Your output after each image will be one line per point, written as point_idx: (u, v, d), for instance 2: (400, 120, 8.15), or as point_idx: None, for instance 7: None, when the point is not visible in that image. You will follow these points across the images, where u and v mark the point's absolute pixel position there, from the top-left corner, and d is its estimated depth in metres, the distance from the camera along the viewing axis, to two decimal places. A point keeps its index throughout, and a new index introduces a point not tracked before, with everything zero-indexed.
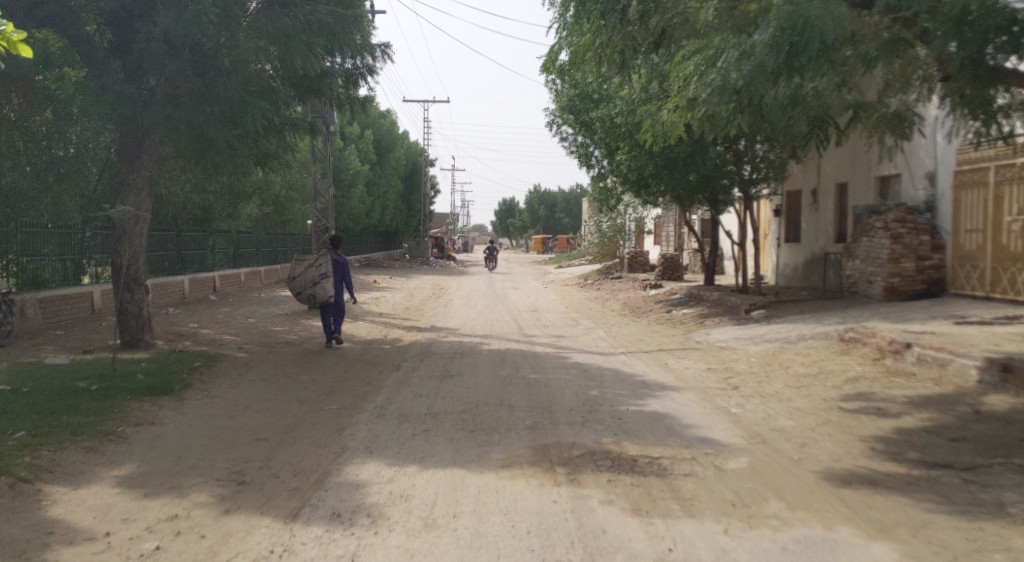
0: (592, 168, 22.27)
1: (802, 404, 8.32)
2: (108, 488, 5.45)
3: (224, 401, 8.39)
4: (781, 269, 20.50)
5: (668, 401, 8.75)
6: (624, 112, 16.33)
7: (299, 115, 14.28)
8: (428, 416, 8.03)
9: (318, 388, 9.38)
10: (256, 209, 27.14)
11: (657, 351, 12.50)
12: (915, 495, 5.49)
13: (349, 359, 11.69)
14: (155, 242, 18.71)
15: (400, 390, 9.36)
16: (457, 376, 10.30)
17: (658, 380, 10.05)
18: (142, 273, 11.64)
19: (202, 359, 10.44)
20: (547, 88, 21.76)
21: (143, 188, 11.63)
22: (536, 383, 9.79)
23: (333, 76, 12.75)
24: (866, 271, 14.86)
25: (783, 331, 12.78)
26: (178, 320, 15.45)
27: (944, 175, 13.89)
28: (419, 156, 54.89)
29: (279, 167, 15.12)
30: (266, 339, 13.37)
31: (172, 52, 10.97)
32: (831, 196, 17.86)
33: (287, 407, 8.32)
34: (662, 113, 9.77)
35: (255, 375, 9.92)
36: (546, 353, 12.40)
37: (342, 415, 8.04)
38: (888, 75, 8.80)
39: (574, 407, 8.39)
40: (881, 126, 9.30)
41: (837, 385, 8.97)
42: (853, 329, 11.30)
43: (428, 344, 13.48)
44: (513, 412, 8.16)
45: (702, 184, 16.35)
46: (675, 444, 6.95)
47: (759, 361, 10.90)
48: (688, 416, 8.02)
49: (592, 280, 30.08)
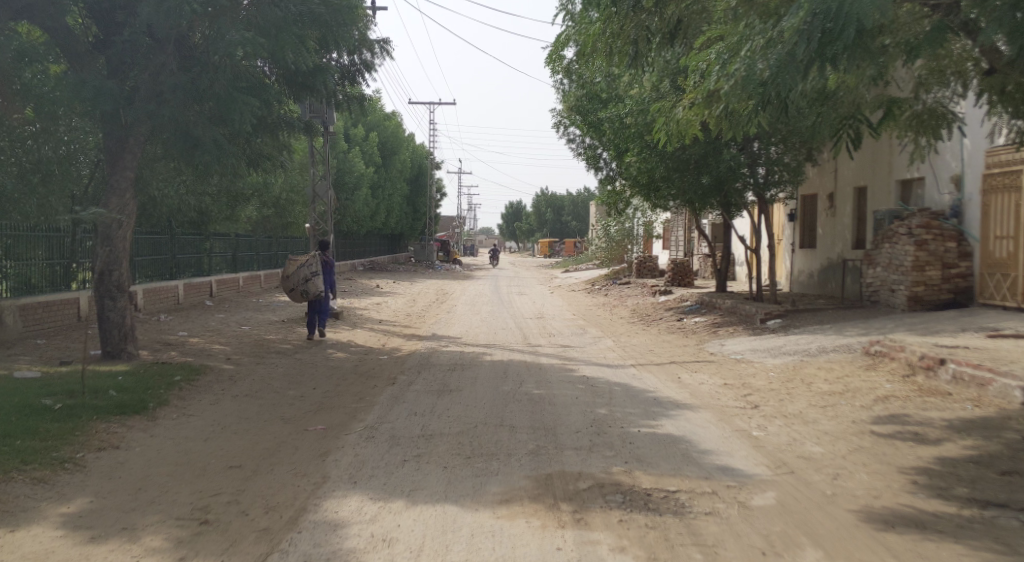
0: (601, 171, 21.60)
1: (830, 426, 7.61)
2: (50, 531, 4.82)
3: (201, 420, 7.77)
4: (796, 275, 19.79)
5: (683, 422, 8.06)
6: (634, 112, 15.71)
7: (294, 114, 13.71)
8: (421, 439, 7.37)
9: (306, 405, 8.73)
10: (256, 212, 26.52)
11: (670, 364, 11.80)
12: (971, 542, 4.81)
13: (343, 371, 11.05)
14: (148, 246, 18.09)
15: (394, 408, 8.70)
16: (455, 391, 9.64)
17: (671, 397, 9.35)
18: (125, 279, 10.95)
19: (184, 372, 9.81)
20: (555, 88, 21.11)
21: (127, 189, 10.91)
22: (540, 400, 9.12)
23: (327, 72, 11.86)
24: (888, 279, 14.14)
25: (802, 343, 12.05)
26: (167, 328, 14.81)
27: (972, 178, 13.15)
28: (425, 159, 54.25)
29: (273, 168, 14.51)
30: (257, 349, 12.71)
31: (156, 45, 10.46)
32: (849, 200, 17.15)
33: (269, 427, 7.69)
34: (677, 109, 9.12)
35: (239, 391, 9.27)
36: (552, 365, 11.71)
37: (327, 438, 7.38)
38: (921, 70, 8.13)
39: (581, 429, 7.70)
40: (917, 124, 8.58)
41: (866, 405, 8.27)
42: (879, 342, 10.58)
43: (427, 354, 12.81)
44: (514, 435, 7.48)
45: (715, 187, 15.69)
46: (693, 475, 6.26)
47: (779, 377, 10.20)
48: (706, 441, 7.33)
49: (600, 285, 29.38)
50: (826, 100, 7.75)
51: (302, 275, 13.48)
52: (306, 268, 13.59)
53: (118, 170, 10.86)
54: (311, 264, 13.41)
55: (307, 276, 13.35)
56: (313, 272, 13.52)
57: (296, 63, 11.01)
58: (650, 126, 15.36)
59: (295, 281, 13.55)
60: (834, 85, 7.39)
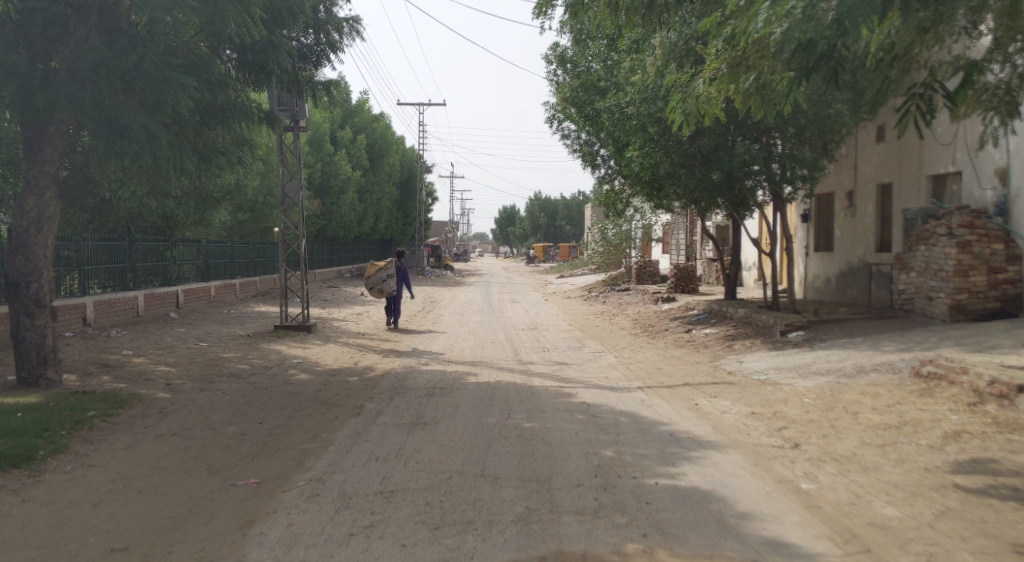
0: (598, 169, 19.99)
1: (898, 476, 6.04)
2: None
3: (101, 472, 6.13)
4: (811, 282, 18.27)
5: (710, 469, 6.46)
6: (636, 101, 14.18)
7: (253, 101, 12.12)
8: (377, 498, 5.74)
9: (243, 449, 7.08)
10: (228, 216, 24.83)
11: (682, 387, 10.16)
12: None
13: (301, 399, 9.40)
14: (100, 253, 16.42)
15: (352, 449, 7.06)
16: (430, 425, 7.99)
17: (690, 432, 7.73)
18: (45, 291, 9.33)
19: (103, 405, 8.11)
20: (548, 79, 19.58)
21: (49, 186, 9.29)
22: (533, 438, 7.47)
23: (281, 49, 10.20)
24: (924, 285, 12.61)
25: (834, 361, 10.47)
26: (113, 345, 13.14)
27: (1019, 171, 11.70)
28: (415, 162, 52.68)
29: (232, 165, 12.90)
30: (208, 371, 11.05)
31: (75, 15, 8.79)
32: (870, 199, 15.60)
33: (185, 482, 6.04)
34: (698, 83, 7.59)
35: (166, 428, 7.60)
36: (546, 389, 10.07)
37: (256, 500, 5.73)
38: (996, 31, 6.54)
39: (582, 482, 6.06)
40: (989, 101, 7.06)
41: (936, 445, 6.68)
42: (930, 362, 8.98)
43: (403, 375, 11.20)
44: (498, 491, 5.86)
45: (726, 184, 14.07)
46: (736, 556, 4.66)
47: (816, 403, 8.62)
48: (743, 500, 5.70)
49: (598, 291, 27.80)
50: (892, 61, 6.24)
51: (380, 278, 17.69)
52: (383, 273, 17.73)
53: (36, 165, 9.20)
54: (386, 270, 17.72)
55: (384, 279, 17.68)
56: (387, 274, 17.79)
57: (246, 35, 9.35)
58: (654, 116, 13.84)
59: (377, 282, 17.70)
60: (902, 33, 5.81)
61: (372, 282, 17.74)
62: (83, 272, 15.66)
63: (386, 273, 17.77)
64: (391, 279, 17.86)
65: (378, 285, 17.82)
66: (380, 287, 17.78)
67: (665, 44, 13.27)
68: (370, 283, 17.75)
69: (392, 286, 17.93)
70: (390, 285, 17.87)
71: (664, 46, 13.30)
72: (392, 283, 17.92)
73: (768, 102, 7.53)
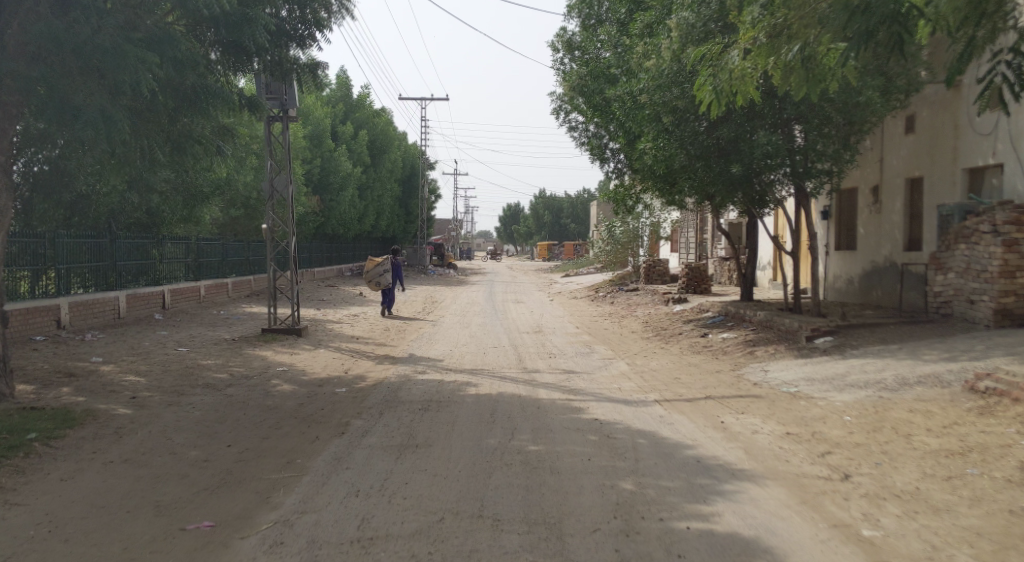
0: (607, 163, 18.97)
1: (977, 521, 5.04)
2: None
3: (26, 513, 5.16)
4: (832, 282, 17.22)
5: (749, 508, 5.45)
6: (650, 88, 13.18)
7: (236, 89, 11.17)
8: (351, 548, 4.74)
9: (202, 479, 6.09)
10: (219, 213, 23.81)
11: (704, 400, 9.14)
12: None
13: (279, 415, 8.41)
14: (77, 251, 15.41)
15: (330, 480, 6.08)
16: (422, 449, 6.99)
17: (721, 457, 6.72)
18: None
19: (50, 425, 7.11)
20: (555, 68, 18.64)
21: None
22: (540, 466, 6.46)
23: (258, 23, 9.20)
24: (964, 287, 11.58)
25: (872, 372, 9.45)
26: (85, 351, 12.17)
27: None
28: (418, 159, 51.65)
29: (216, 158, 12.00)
30: (182, 381, 10.05)
31: None
32: (899, 194, 14.54)
33: (122, 526, 5.04)
34: (734, 53, 6.91)
35: (119, 453, 6.61)
36: (553, 403, 9.05)
37: (205, 550, 4.73)
38: None
39: (599, 526, 5.08)
40: None
41: (1014, 480, 5.69)
42: (987, 377, 7.97)
43: (397, 386, 10.19)
44: (498, 539, 4.87)
45: (745, 179, 12.99)
46: None
47: (860, 423, 7.61)
48: (796, 551, 4.70)
49: (606, 291, 26.80)
50: (980, 19, 5.71)
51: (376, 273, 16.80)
52: (379, 267, 16.84)
53: None
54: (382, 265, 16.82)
55: (379, 275, 16.83)
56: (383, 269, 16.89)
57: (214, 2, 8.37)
58: (669, 105, 12.85)
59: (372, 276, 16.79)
60: None
61: (368, 276, 16.89)
62: (59, 272, 14.68)
63: (382, 268, 16.88)
64: (387, 274, 16.95)
65: (375, 280, 16.95)
66: (375, 282, 16.93)
67: (682, 26, 12.39)
68: (366, 277, 16.90)
69: (387, 281, 17.04)
70: (386, 279, 17.02)
71: (681, 29, 12.42)
72: (388, 278, 17.01)
73: (812, 78, 6.80)
